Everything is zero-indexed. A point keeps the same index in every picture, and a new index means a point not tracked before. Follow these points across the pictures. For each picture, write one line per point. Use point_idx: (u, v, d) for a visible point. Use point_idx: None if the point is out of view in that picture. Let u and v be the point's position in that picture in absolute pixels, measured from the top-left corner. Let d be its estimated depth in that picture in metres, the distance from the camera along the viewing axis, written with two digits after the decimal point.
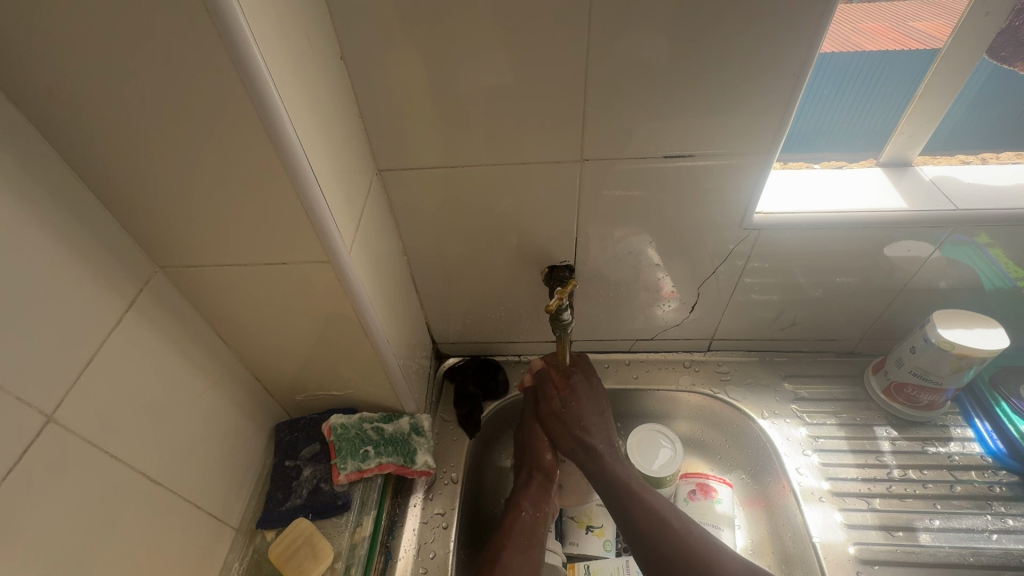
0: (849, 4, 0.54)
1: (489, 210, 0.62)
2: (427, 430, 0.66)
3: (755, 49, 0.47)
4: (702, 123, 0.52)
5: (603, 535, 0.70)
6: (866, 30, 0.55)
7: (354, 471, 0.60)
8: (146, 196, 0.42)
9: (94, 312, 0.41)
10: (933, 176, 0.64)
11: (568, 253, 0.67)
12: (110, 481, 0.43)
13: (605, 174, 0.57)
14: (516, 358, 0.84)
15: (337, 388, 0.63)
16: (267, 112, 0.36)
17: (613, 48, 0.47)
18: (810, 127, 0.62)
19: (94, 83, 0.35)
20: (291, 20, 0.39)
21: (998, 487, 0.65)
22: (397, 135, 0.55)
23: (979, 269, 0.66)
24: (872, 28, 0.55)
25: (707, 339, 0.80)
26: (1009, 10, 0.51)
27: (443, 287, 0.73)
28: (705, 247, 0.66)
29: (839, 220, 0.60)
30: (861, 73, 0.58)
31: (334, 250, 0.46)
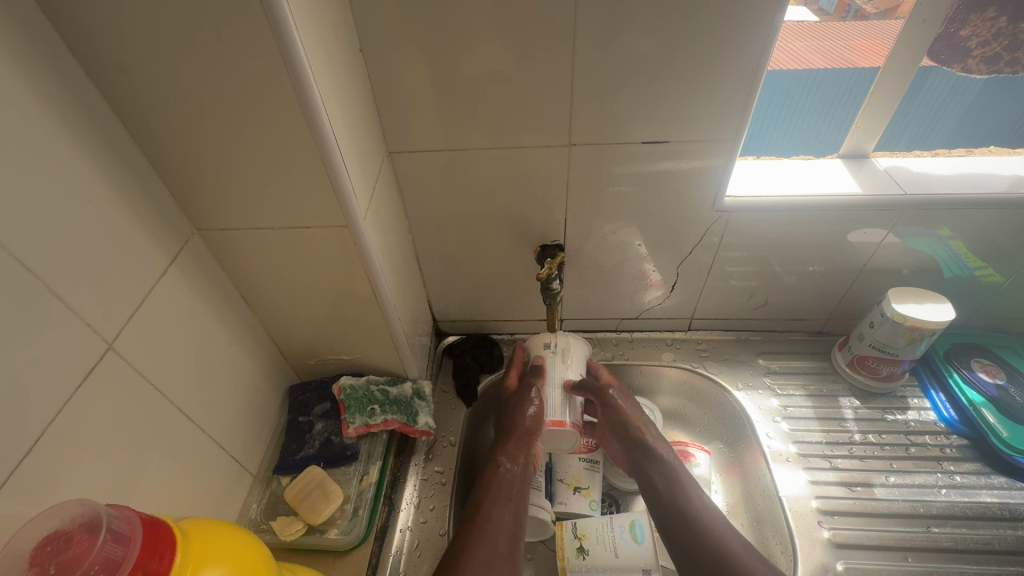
0: (841, 20, 0.64)
1: (487, 193, 0.68)
2: (428, 395, 0.72)
3: (721, 49, 0.54)
4: (677, 112, 0.59)
5: (588, 495, 0.75)
6: (856, 46, 0.64)
7: (362, 425, 0.66)
8: (192, 164, 0.48)
9: (145, 263, 0.48)
10: (887, 166, 0.71)
11: (558, 233, 0.73)
12: (155, 413, 0.49)
13: (592, 159, 0.64)
14: (510, 336, 0.90)
15: (346, 353, 0.69)
16: (302, 91, 0.43)
17: (598, 44, 0.54)
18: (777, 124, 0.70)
19: (157, 62, 0.42)
20: (321, 15, 0.46)
21: (948, 449, 0.72)
22: (407, 121, 0.62)
23: (935, 256, 0.73)
24: (861, 44, 0.64)
25: (687, 319, 0.86)
26: (942, 19, 0.58)
27: (443, 266, 0.79)
28: (683, 230, 0.72)
29: (802, 203, 0.67)
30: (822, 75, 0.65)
31: (351, 216, 0.52)
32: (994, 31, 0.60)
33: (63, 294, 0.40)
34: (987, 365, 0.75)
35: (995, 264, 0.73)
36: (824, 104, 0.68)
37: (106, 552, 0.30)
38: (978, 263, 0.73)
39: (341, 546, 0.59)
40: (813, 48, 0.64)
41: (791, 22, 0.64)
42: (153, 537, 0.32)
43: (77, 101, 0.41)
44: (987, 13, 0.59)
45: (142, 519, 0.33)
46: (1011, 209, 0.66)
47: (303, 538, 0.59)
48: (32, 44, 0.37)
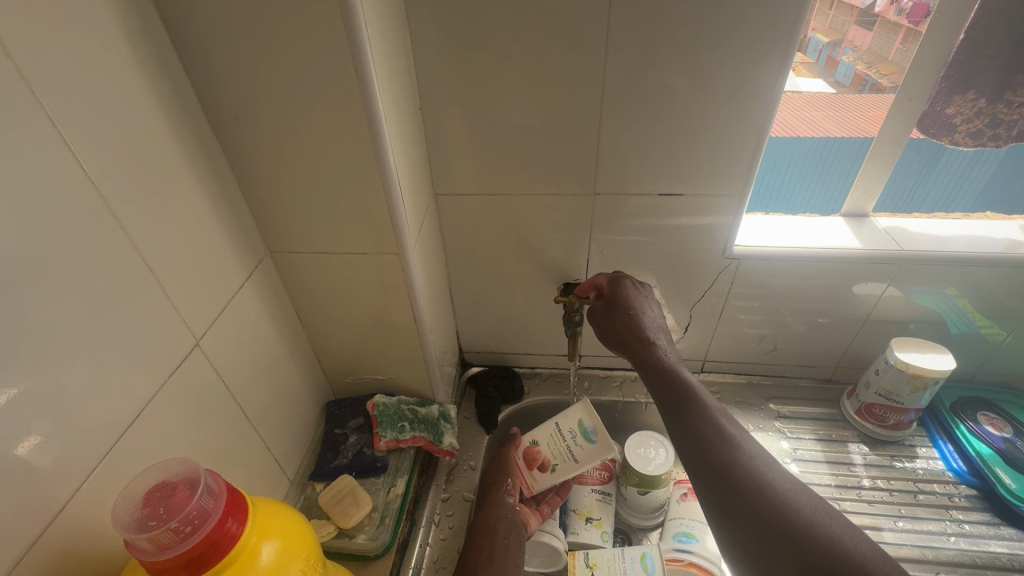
0: (857, 93, 0.71)
1: (518, 231, 0.76)
2: (453, 417, 0.77)
3: (729, 116, 0.62)
4: (689, 169, 0.67)
5: (600, 527, 0.78)
6: (872, 117, 0.70)
7: (392, 439, 0.71)
8: (278, 194, 0.58)
9: (229, 274, 0.56)
10: (887, 225, 0.77)
11: (581, 272, 0.80)
12: (223, 405, 0.55)
13: (614, 206, 0.71)
14: (530, 370, 0.95)
15: (381, 373, 0.75)
16: (375, 139, 0.52)
17: (622, 107, 0.63)
18: (781, 188, 0.78)
19: (263, 112, 0.52)
20: (393, 79, 0.56)
21: (957, 498, 0.73)
22: (452, 168, 0.71)
23: (939, 309, 0.78)
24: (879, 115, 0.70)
25: (700, 361, 0.90)
26: (928, 96, 0.66)
27: (472, 299, 0.86)
28: (697, 275, 0.78)
29: (806, 254, 0.73)
30: (822, 145, 0.73)
31: (404, 245, 0.60)
32: (976, 111, 0.66)
33: (170, 294, 0.48)
34: (994, 419, 0.78)
35: (996, 321, 0.78)
36: (822, 174, 0.76)
37: (201, 502, 0.36)
38: (983, 321, 0.77)
39: (368, 550, 0.63)
40: (832, 119, 0.71)
41: (808, 93, 0.71)
42: (234, 498, 0.38)
43: (195, 139, 0.51)
44: (967, 95, 0.65)
45: (229, 482, 0.38)
46: (1004, 266, 0.71)
47: (332, 541, 0.63)
48: (170, 96, 0.48)
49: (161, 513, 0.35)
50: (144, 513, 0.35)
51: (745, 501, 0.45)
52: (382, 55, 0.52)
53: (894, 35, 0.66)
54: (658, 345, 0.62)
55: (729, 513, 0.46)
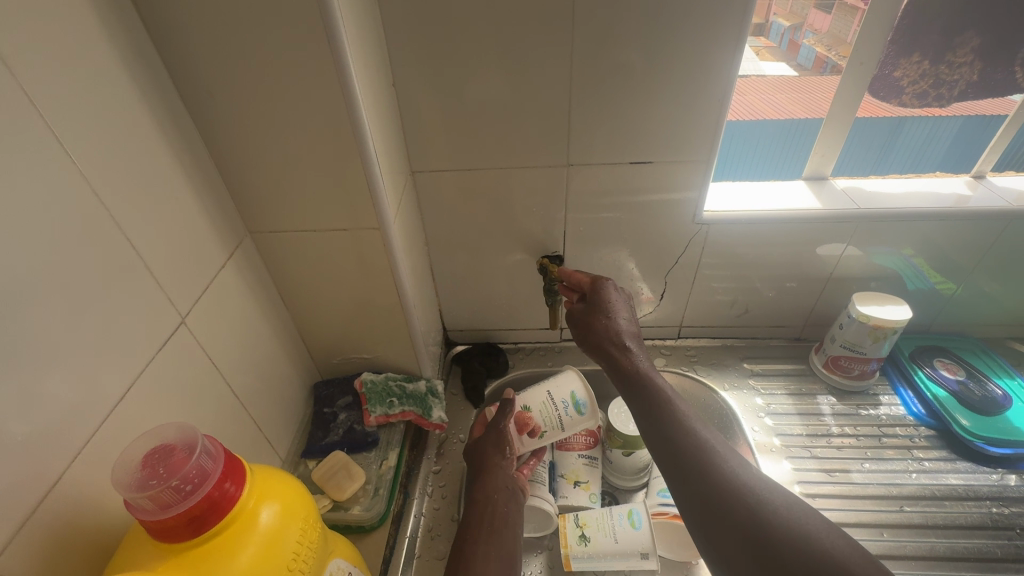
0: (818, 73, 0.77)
1: (496, 206, 0.77)
2: (440, 392, 0.79)
3: (697, 85, 0.64)
4: (659, 138, 0.69)
5: (588, 489, 0.81)
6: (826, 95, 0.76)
7: (382, 414, 0.72)
8: (256, 174, 0.58)
9: (210, 254, 0.56)
10: (845, 186, 0.81)
11: (558, 244, 0.81)
12: (212, 384, 0.55)
13: (588, 177, 0.73)
14: (514, 345, 0.97)
15: (367, 352, 0.76)
16: (352, 112, 0.53)
17: (593, 80, 0.64)
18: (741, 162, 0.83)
19: (237, 88, 0.52)
20: (367, 53, 0.56)
21: (918, 439, 0.78)
22: (428, 144, 0.71)
23: (888, 263, 0.82)
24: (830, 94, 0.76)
25: (677, 327, 0.93)
26: (876, 61, 0.69)
27: (453, 277, 0.87)
28: (670, 242, 0.80)
29: (772, 216, 0.77)
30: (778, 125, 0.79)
31: (384, 220, 0.61)
32: (920, 73, 0.70)
33: (154, 272, 0.48)
34: (948, 364, 0.83)
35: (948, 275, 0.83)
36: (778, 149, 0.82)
37: (200, 464, 0.37)
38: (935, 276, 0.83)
39: (365, 520, 0.64)
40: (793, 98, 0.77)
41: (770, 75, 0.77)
42: (232, 463, 0.39)
43: (170, 117, 0.51)
44: (913, 58, 0.69)
45: (227, 447, 0.40)
46: (953, 220, 0.76)
47: (328, 513, 0.64)
48: (142, 72, 0.47)
49: (161, 473, 0.36)
50: (144, 474, 0.36)
51: (726, 513, 0.45)
52: (355, 27, 0.52)
53: (851, 18, 0.69)
54: (632, 347, 0.58)
55: (712, 527, 0.46)
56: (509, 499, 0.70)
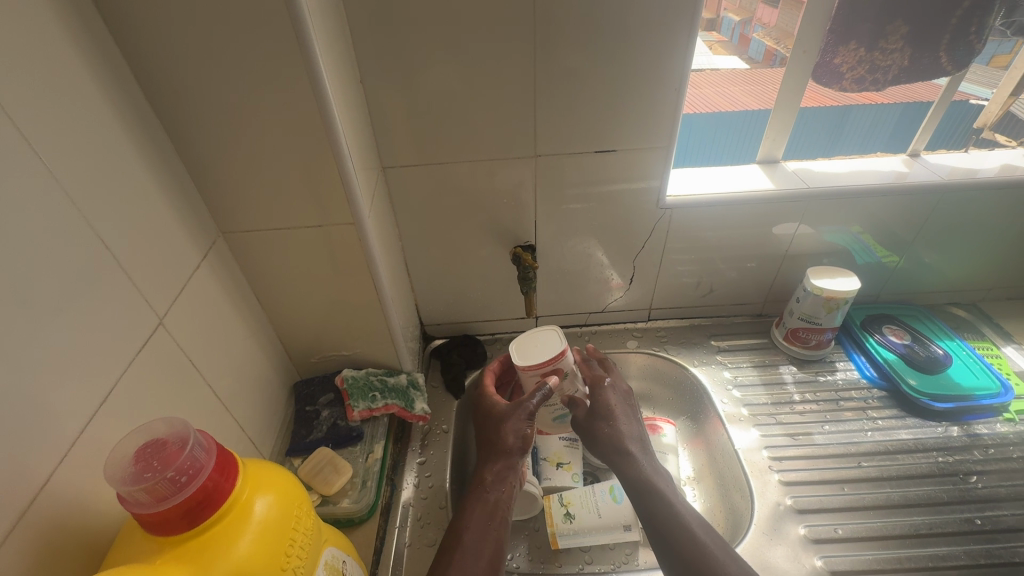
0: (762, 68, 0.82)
1: (468, 199, 0.79)
2: (422, 385, 0.80)
3: (657, 75, 0.67)
4: (623, 128, 0.71)
5: (570, 469, 0.84)
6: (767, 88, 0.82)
7: (365, 409, 0.73)
8: (227, 173, 0.58)
9: (183, 254, 0.55)
10: (795, 168, 0.86)
11: (530, 234, 0.84)
12: (193, 384, 0.55)
13: (555, 167, 0.75)
14: (491, 336, 0.99)
15: (347, 348, 0.77)
16: (323, 107, 0.53)
17: (558, 72, 0.66)
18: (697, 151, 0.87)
19: (204, 86, 0.51)
20: (333, 49, 0.56)
21: (871, 400, 0.84)
22: (398, 140, 0.72)
23: (838, 240, 0.88)
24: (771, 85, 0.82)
25: (647, 310, 0.97)
26: (819, 48, 0.75)
27: (428, 271, 0.88)
28: (636, 227, 0.84)
29: (729, 198, 0.81)
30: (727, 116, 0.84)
31: (359, 215, 0.62)
32: (857, 59, 0.75)
33: (129, 273, 0.48)
34: (896, 330, 0.89)
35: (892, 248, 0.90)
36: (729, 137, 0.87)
37: (193, 456, 0.37)
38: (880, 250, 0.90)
39: (355, 512, 0.65)
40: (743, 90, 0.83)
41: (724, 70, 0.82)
42: (224, 455, 0.39)
43: (136, 117, 0.50)
44: (850, 46, 0.74)
45: (218, 440, 0.40)
46: (893, 195, 0.82)
47: (318, 508, 0.64)
48: (106, 72, 0.47)
49: (155, 466, 0.36)
50: (138, 468, 0.37)
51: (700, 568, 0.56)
52: (320, 23, 0.52)
53: (794, 12, 0.74)
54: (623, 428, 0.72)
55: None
56: (509, 494, 0.64)
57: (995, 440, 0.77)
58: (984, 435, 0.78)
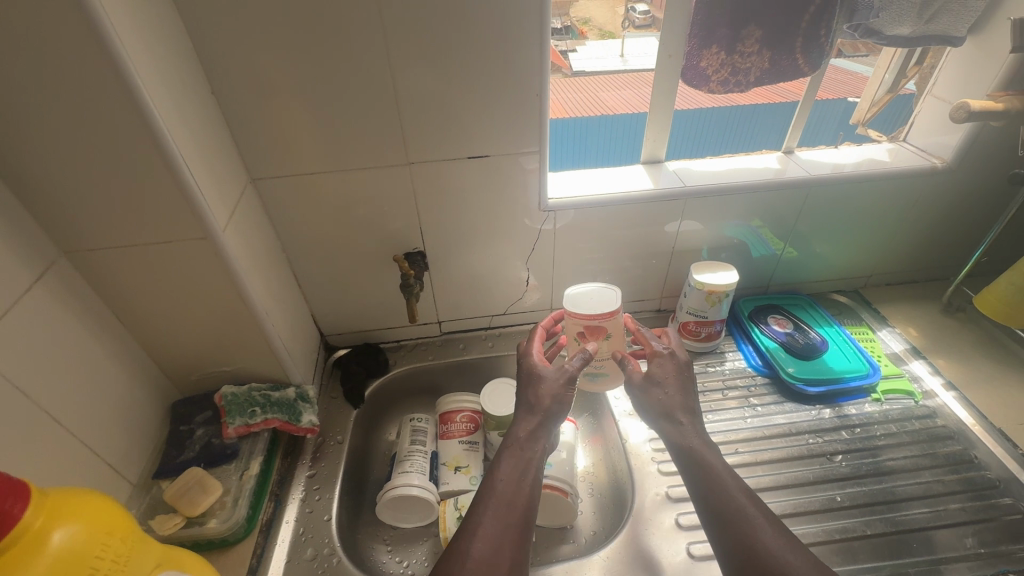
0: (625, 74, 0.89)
1: (348, 208, 0.78)
2: (311, 397, 0.79)
3: (518, 83, 0.68)
4: (493, 135, 0.72)
5: (468, 473, 0.85)
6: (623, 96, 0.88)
7: (241, 425, 0.72)
8: (59, 190, 0.55)
9: (8, 278, 0.53)
10: (676, 168, 0.89)
11: (418, 240, 0.84)
12: (23, 414, 0.52)
13: (431, 175, 0.76)
14: (396, 343, 0.99)
15: (226, 364, 0.75)
16: (148, 122, 0.51)
17: (420, 79, 0.66)
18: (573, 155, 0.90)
19: (12, 102, 0.49)
20: (164, 62, 0.54)
21: (755, 387, 0.88)
22: (263, 150, 0.70)
23: (726, 230, 0.91)
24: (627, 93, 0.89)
25: (548, 309, 0.99)
26: (682, 53, 0.79)
27: (319, 282, 0.87)
28: (523, 230, 0.85)
29: (609, 198, 0.83)
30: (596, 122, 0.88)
31: (210, 229, 0.60)
32: (720, 62, 0.78)
33: None
34: (779, 320, 0.94)
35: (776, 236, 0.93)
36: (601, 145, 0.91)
37: None
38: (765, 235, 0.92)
39: (223, 533, 0.64)
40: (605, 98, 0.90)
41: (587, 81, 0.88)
42: (12, 483, 0.38)
43: None
44: (712, 50, 0.77)
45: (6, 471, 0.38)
46: (765, 191, 0.86)
47: (181, 530, 0.63)
48: None
49: None
50: None
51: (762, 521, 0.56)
52: (141, 35, 0.51)
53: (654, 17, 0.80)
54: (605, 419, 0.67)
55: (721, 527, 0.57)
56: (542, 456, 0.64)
57: (861, 419, 0.81)
58: (852, 415, 0.82)
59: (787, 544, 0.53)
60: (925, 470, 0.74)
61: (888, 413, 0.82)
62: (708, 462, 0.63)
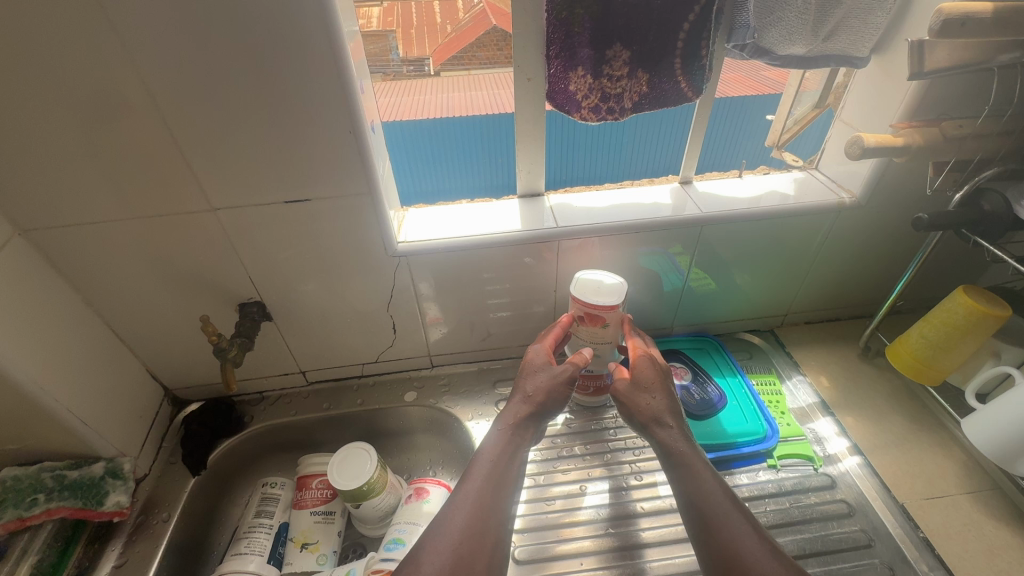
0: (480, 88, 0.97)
1: (157, 259, 0.67)
2: (126, 472, 0.70)
3: (325, 118, 0.58)
4: (310, 175, 0.62)
5: (316, 551, 0.75)
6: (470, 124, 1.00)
7: (14, 519, 0.63)
8: None
9: None
10: (555, 203, 0.79)
11: (252, 291, 0.74)
12: None
13: (248, 221, 0.65)
14: (257, 395, 0.89)
15: (9, 444, 0.64)
16: None
17: (202, 116, 0.56)
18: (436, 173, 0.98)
19: None
20: None
21: (642, 451, 0.79)
22: (28, 199, 0.59)
23: (642, 257, 0.79)
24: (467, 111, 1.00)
25: (427, 357, 0.89)
26: (544, 77, 0.69)
27: (146, 337, 0.76)
28: (375, 278, 0.75)
29: (468, 241, 0.73)
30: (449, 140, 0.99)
31: None
32: (588, 86, 0.66)
33: None
34: (678, 369, 0.85)
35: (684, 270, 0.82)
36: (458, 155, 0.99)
37: None
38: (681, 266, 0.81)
39: None
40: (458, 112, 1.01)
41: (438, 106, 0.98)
42: None
43: None
44: (578, 72, 0.65)
45: None
46: (653, 230, 0.75)
47: None
48: None
49: None
50: None
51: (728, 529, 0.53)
52: None
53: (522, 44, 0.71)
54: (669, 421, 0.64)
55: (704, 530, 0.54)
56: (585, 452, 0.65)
57: (754, 491, 0.71)
58: (743, 486, 0.72)
59: (768, 551, 0.50)
60: (859, 548, 0.65)
61: (783, 483, 0.72)
62: (693, 464, 0.60)
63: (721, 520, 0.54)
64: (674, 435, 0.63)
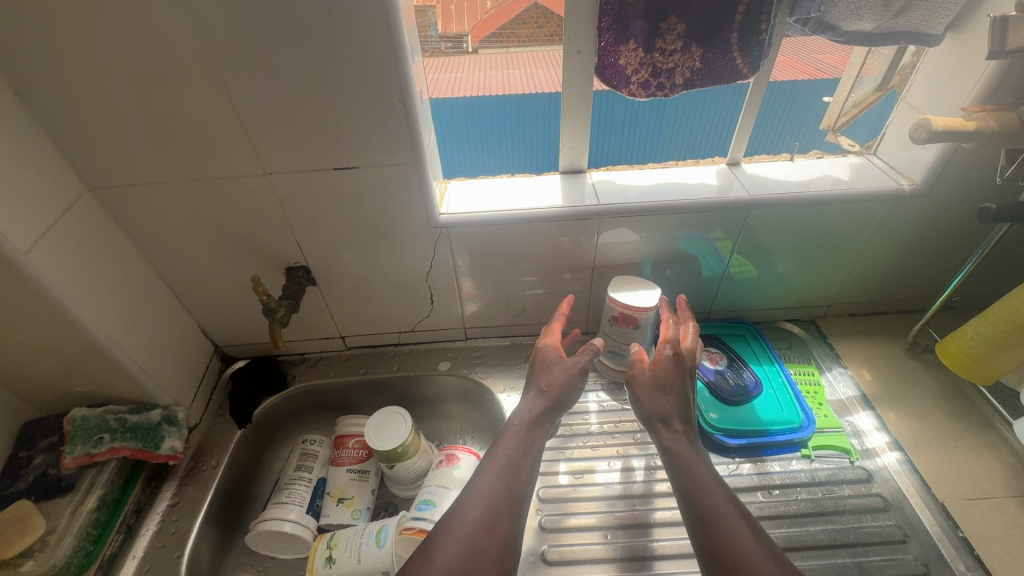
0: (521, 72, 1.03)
1: (212, 220, 0.70)
2: (180, 420, 0.75)
3: (376, 86, 0.59)
4: (359, 143, 0.64)
5: (351, 505, 0.79)
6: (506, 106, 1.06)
7: (82, 454, 0.68)
8: None
9: None
10: (597, 180, 0.79)
11: (299, 255, 0.76)
12: None
13: (298, 187, 0.67)
14: (299, 357, 0.93)
15: (77, 386, 0.70)
16: None
17: (259, 81, 0.57)
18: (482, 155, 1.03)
19: None
20: None
21: None
22: (98, 158, 0.62)
23: (683, 241, 0.78)
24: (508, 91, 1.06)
25: (461, 329, 0.91)
26: (593, 50, 0.68)
27: (199, 295, 0.80)
28: (416, 248, 0.76)
29: (509, 215, 0.73)
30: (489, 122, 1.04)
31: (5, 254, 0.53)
32: (639, 61, 0.65)
33: None
34: (712, 355, 0.84)
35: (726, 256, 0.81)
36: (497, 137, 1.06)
37: None
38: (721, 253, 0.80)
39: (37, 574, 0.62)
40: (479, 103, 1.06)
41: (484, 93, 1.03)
42: None
43: None
44: (630, 45, 0.64)
45: None
46: (697, 211, 0.74)
47: None
48: None
49: None
50: None
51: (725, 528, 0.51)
52: None
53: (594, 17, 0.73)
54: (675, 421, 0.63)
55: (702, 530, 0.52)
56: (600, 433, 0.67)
57: (785, 479, 0.71)
58: (774, 474, 0.72)
59: (767, 554, 0.48)
60: (892, 543, 0.64)
61: (816, 473, 0.71)
62: (692, 466, 0.58)
63: (717, 519, 0.52)
64: (677, 437, 0.62)
